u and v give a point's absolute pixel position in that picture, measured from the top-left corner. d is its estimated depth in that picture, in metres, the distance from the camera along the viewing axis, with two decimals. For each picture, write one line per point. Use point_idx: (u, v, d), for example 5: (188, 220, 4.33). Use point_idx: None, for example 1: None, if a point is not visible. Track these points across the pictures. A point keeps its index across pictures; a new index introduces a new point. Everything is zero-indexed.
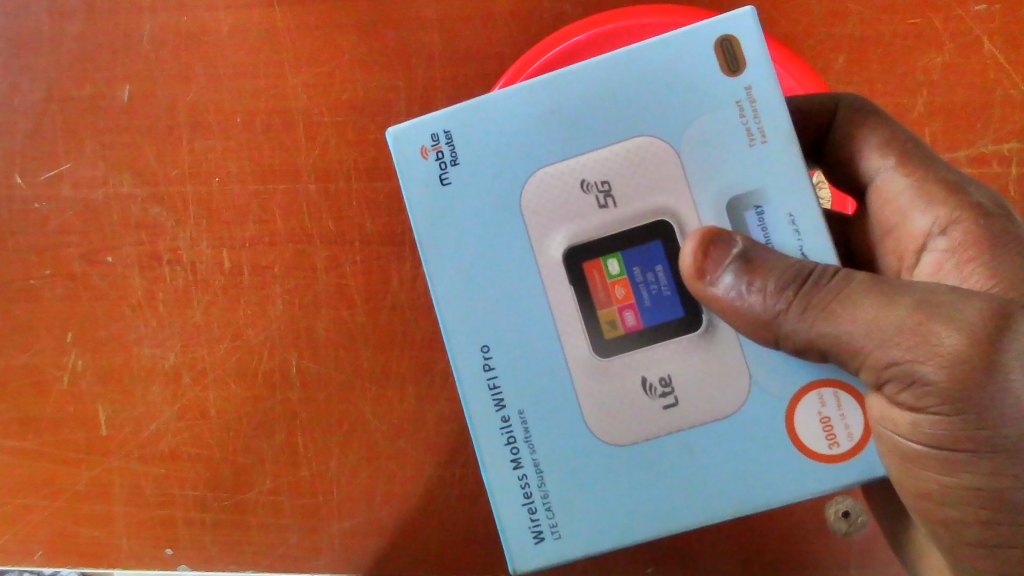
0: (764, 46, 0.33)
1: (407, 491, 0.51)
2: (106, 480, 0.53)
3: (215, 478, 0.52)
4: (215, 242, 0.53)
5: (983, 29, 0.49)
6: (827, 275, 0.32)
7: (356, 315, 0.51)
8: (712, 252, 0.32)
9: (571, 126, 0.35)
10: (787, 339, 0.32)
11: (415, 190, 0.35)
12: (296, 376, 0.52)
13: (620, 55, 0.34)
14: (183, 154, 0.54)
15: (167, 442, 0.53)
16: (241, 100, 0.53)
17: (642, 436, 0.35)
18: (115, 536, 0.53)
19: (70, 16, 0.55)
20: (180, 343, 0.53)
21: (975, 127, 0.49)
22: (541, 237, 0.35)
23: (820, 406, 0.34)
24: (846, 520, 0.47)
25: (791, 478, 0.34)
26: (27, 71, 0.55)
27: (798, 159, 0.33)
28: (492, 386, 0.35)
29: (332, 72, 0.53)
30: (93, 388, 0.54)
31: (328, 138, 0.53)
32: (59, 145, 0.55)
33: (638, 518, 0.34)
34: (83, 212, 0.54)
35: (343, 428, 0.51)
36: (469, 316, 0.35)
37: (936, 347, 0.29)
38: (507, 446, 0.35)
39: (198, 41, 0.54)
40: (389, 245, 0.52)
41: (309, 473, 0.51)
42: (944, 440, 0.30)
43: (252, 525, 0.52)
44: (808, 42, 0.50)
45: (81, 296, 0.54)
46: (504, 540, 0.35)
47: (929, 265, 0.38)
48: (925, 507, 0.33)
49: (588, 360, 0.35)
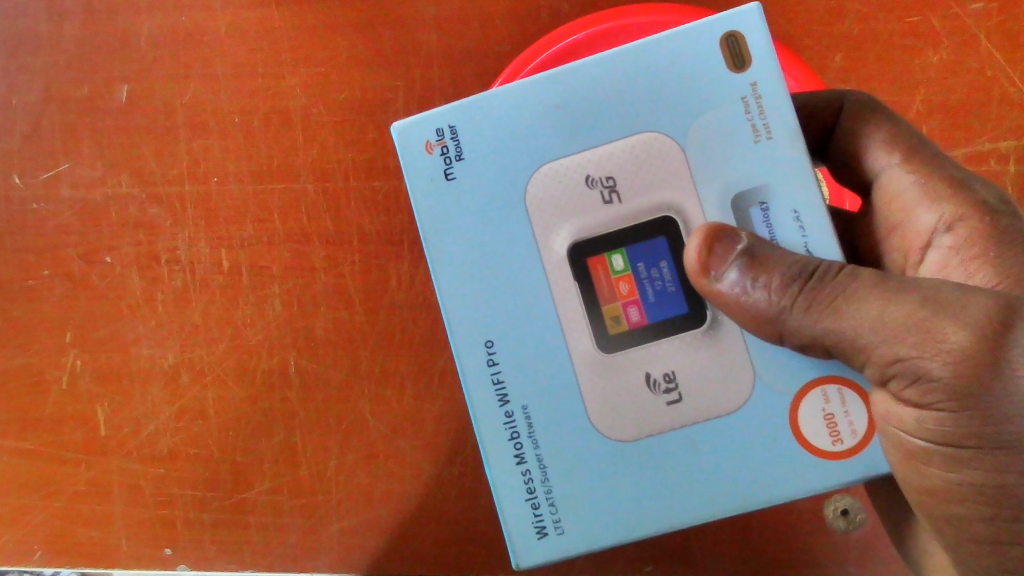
0: (769, 42, 0.33)
1: (407, 491, 0.50)
2: (104, 481, 0.53)
3: (215, 477, 0.52)
4: (213, 242, 0.53)
5: (980, 28, 0.49)
6: (832, 271, 0.32)
7: (355, 315, 0.51)
8: (717, 248, 0.32)
9: (577, 122, 0.35)
10: (791, 335, 0.32)
11: (420, 185, 0.35)
12: (295, 375, 0.52)
13: (625, 51, 0.34)
14: (183, 154, 0.53)
15: (167, 441, 0.53)
16: (240, 99, 0.53)
17: (646, 432, 0.34)
18: (114, 536, 0.53)
19: (69, 15, 0.55)
20: (180, 343, 0.53)
21: (973, 125, 0.49)
22: (545, 233, 0.35)
23: (824, 403, 0.34)
24: (845, 518, 0.47)
25: (795, 473, 0.34)
26: (25, 71, 0.55)
27: (803, 155, 0.33)
28: (497, 382, 0.35)
29: (330, 71, 0.53)
30: (92, 388, 0.53)
31: (327, 137, 0.53)
32: (58, 145, 0.54)
33: (642, 514, 0.34)
34: (83, 212, 0.54)
35: (342, 428, 0.51)
36: (474, 312, 0.35)
37: (942, 343, 0.29)
38: (511, 442, 0.35)
39: (197, 41, 0.54)
40: (388, 245, 0.52)
41: (309, 472, 0.51)
42: (948, 436, 0.30)
43: (252, 524, 0.51)
44: (807, 41, 0.50)
45: (80, 296, 0.54)
46: (507, 535, 0.35)
47: (934, 261, 0.38)
48: (929, 503, 0.33)
49: (592, 356, 0.35)
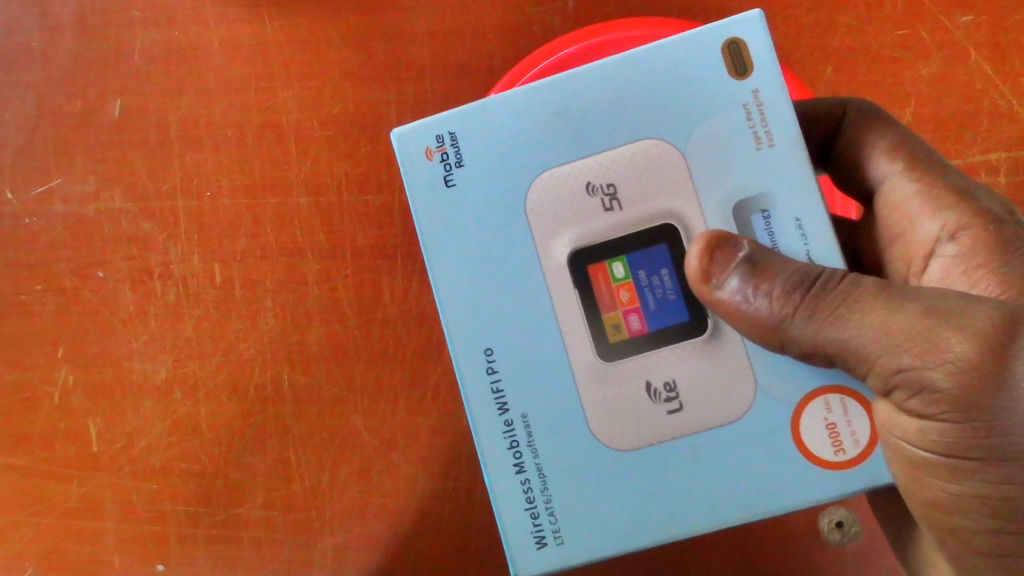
0: (771, 49, 0.33)
1: (402, 506, 0.50)
2: (95, 498, 0.52)
3: (208, 493, 0.51)
4: (206, 256, 0.52)
5: (967, 42, 0.50)
6: (834, 280, 0.31)
7: (349, 329, 0.51)
8: (719, 255, 0.32)
9: (576, 130, 0.34)
10: (793, 343, 0.32)
11: (420, 192, 0.35)
12: (287, 391, 0.51)
13: (626, 57, 0.34)
14: (175, 168, 0.53)
15: (160, 457, 0.52)
16: (233, 113, 0.53)
17: (647, 441, 0.34)
18: (106, 553, 0.52)
19: (61, 31, 0.55)
20: (172, 358, 0.52)
21: (963, 138, 0.49)
22: (545, 241, 0.34)
23: (826, 412, 0.34)
24: (839, 531, 0.47)
25: (798, 483, 0.33)
26: (18, 86, 0.55)
27: (804, 162, 0.33)
28: (496, 390, 0.34)
29: (324, 85, 0.53)
30: (83, 404, 0.53)
31: (321, 151, 0.52)
32: (48, 159, 0.54)
33: (642, 524, 0.34)
34: (74, 227, 0.54)
35: (336, 443, 0.50)
36: (472, 319, 0.34)
37: (946, 353, 0.29)
38: (510, 450, 0.34)
39: (189, 56, 0.54)
40: (381, 258, 0.51)
41: (302, 488, 0.50)
42: (952, 447, 0.30)
43: (245, 540, 0.51)
44: (797, 55, 0.50)
45: (71, 311, 0.53)
46: (506, 545, 0.34)
47: (938, 270, 0.38)
48: (931, 514, 0.33)
49: (593, 365, 0.34)
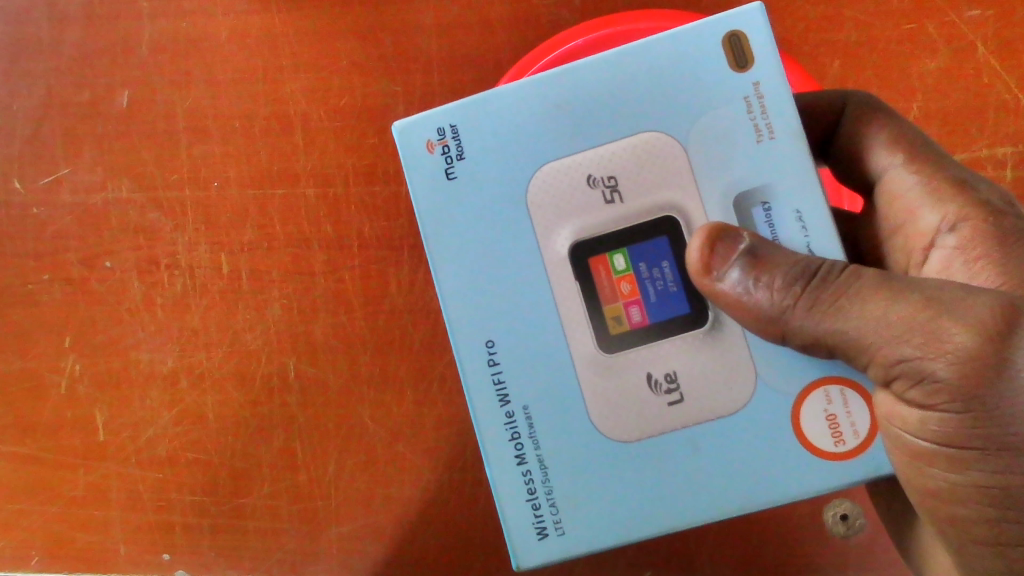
0: (771, 41, 0.33)
1: (407, 496, 0.50)
2: (102, 486, 0.53)
3: (213, 482, 0.52)
4: (214, 246, 0.53)
5: (974, 35, 0.49)
6: (835, 271, 0.32)
7: (355, 321, 0.51)
8: (719, 247, 0.32)
9: (577, 122, 0.35)
10: (794, 335, 0.32)
11: (421, 184, 0.35)
12: (294, 381, 0.51)
13: (627, 50, 0.34)
14: (182, 159, 0.54)
15: (167, 446, 0.52)
16: (240, 105, 0.53)
17: (648, 433, 0.34)
18: (112, 541, 0.52)
19: (69, 21, 0.55)
20: (179, 347, 0.53)
21: (969, 131, 0.49)
22: (547, 233, 0.35)
23: (827, 404, 0.34)
24: (844, 523, 0.47)
25: (798, 474, 0.34)
26: (26, 76, 0.55)
27: (804, 154, 0.33)
28: (497, 382, 0.35)
29: (330, 76, 0.53)
30: (91, 392, 0.53)
31: (328, 142, 0.53)
32: (58, 149, 0.55)
33: (642, 515, 0.34)
34: (81, 217, 0.54)
35: (341, 433, 0.51)
36: (474, 311, 0.35)
37: (946, 343, 0.29)
38: (512, 442, 0.35)
39: (197, 47, 0.54)
40: (387, 249, 0.52)
41: (307, 477, 0.51)
42: (953, 437, 0.30)
43: (251, 529, 0.51)
44: (804, 47, 0.50)
45: (79, 301, 0.54)
46: (508, 537, 0.35)
47: (938, 262, 0.38)
48: (931, 504, 0.33)
49: (594, 356, 0.35)
